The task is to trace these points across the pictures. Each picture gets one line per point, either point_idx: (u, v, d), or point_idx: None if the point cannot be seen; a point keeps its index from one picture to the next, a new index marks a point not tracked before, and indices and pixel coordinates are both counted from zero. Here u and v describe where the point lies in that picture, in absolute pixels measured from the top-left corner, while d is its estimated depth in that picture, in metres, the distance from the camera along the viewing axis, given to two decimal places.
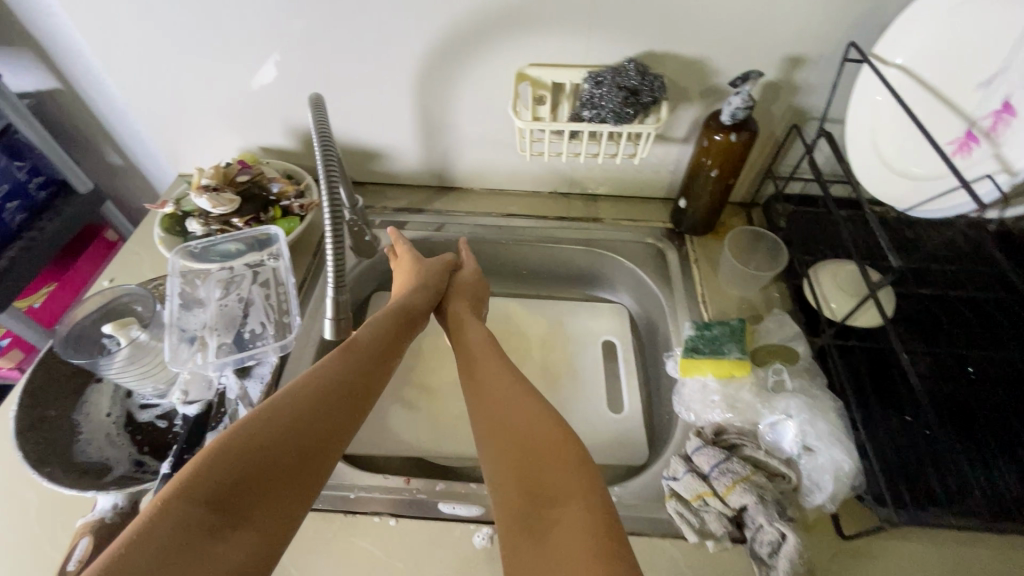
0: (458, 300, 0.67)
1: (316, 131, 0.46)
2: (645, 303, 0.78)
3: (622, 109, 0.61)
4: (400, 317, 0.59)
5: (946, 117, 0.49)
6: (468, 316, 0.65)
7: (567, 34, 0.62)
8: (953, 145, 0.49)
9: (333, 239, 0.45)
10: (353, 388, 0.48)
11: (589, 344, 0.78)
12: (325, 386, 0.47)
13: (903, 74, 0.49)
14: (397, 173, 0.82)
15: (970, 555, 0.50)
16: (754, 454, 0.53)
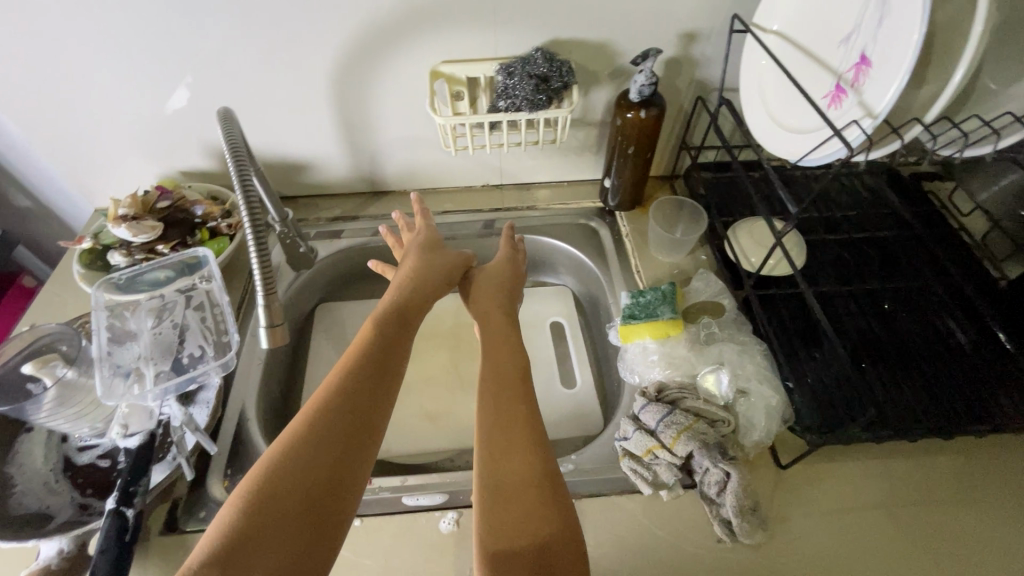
0: (479, 297, 0.66)
1: (226, 142, 0.46)
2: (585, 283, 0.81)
3: (534, 97, 0.64)
4: (404, 324, 0.57)
5: (821, 74, 0.52)
6: (497, 313, 0.64)
7: (474, 29, 0.64)
8: (827, 98, 0.51)
9: (258, 248, 0.44)
10: (365, 404, 0.47)
11: (536, 328, 0.80)
12: (334, 406, 0.46)
13: (783, 38, 0.55)
14: (327, 183, 0.82)
15: (894, 465, 0.55)
16: (695, 404, 0.56)
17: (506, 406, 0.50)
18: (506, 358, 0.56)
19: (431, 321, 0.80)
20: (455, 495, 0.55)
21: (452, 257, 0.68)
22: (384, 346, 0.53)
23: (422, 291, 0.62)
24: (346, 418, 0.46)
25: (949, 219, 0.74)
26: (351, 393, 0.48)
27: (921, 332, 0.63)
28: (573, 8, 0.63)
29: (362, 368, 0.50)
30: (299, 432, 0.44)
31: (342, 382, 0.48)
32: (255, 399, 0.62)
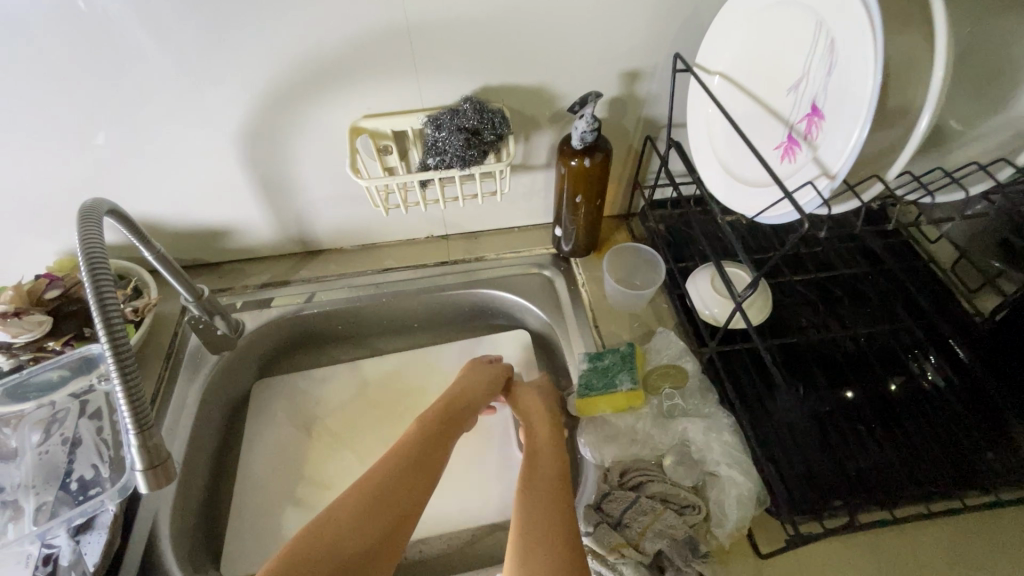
0: (525, 401, 0.61)
1: (82, 250, 0.38)
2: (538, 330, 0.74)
3: (465, 152, 0.58)
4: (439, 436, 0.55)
5: (771, 121, 0.47)
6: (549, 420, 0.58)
7: (393, 81, 0.58)
8: (779, 150, 0.46)
9: (125, 385, 0.38)
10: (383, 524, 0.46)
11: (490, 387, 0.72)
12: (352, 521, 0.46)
13: (727, 80, 0.50)
14: (254, 247, 0.75)
15: (883, 542, 0.50)
16: (662, 489, 0.50)
17: (536, 535, 0.45)
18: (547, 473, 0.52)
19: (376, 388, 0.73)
20: None
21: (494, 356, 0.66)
22: (415, 458, 0.52)
23: (466, 396, 0.60)
24: (359, 535, 0.45)
25: (916, 249, 0.70)
26: (372, 509, 0.47)
27: (897, 382, 0.59)
28: (503, 51, 0.56)
29: (387, 485, 0.49)
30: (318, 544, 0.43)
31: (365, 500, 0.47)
32: (167, 514, 0.55)
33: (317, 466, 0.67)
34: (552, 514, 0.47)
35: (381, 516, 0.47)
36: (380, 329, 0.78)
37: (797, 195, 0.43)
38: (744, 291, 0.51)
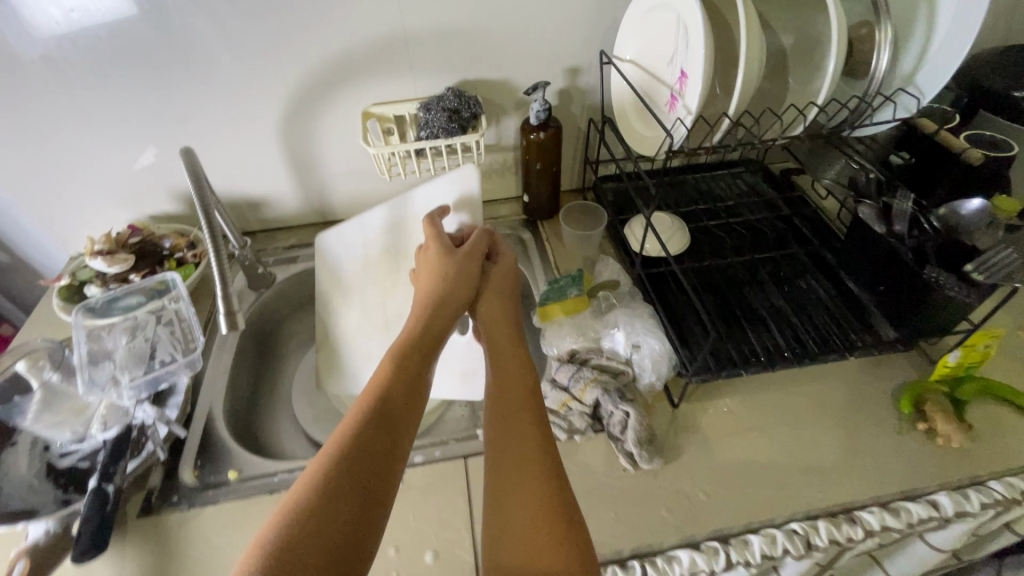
0: (484, 288, 0.68)
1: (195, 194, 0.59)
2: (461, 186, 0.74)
3: (448, 126, 0.77)
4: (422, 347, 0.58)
5: (662, 88, 0.67)
6: (500, 304, 0.67)
7: (395, 77, 0.78)
8: (667, 106, 0.65)
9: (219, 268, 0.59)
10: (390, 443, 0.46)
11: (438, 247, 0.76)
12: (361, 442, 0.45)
13: (634, 63, 0.70)
14: (283, 217, 0.93)
15: (767, 395, 0.66)
16: (599, 361, 0.67)
17: (514, 419, 0.53)
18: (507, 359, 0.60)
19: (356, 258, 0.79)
20: None
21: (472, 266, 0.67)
22: (409, 369, 0.54)
23: (442, 298, 0.63)
24: (377, 448, 0.45)
25: (809, 201, 0.89)
26: (378, 423, 0.47)
27: (786, 290, 0.76)
28: (476, 50, 0.77)
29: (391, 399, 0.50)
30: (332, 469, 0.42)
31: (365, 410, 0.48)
32: (221, 401, 0.70)
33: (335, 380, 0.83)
34: (519, 393, 0.55)
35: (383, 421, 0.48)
36: None
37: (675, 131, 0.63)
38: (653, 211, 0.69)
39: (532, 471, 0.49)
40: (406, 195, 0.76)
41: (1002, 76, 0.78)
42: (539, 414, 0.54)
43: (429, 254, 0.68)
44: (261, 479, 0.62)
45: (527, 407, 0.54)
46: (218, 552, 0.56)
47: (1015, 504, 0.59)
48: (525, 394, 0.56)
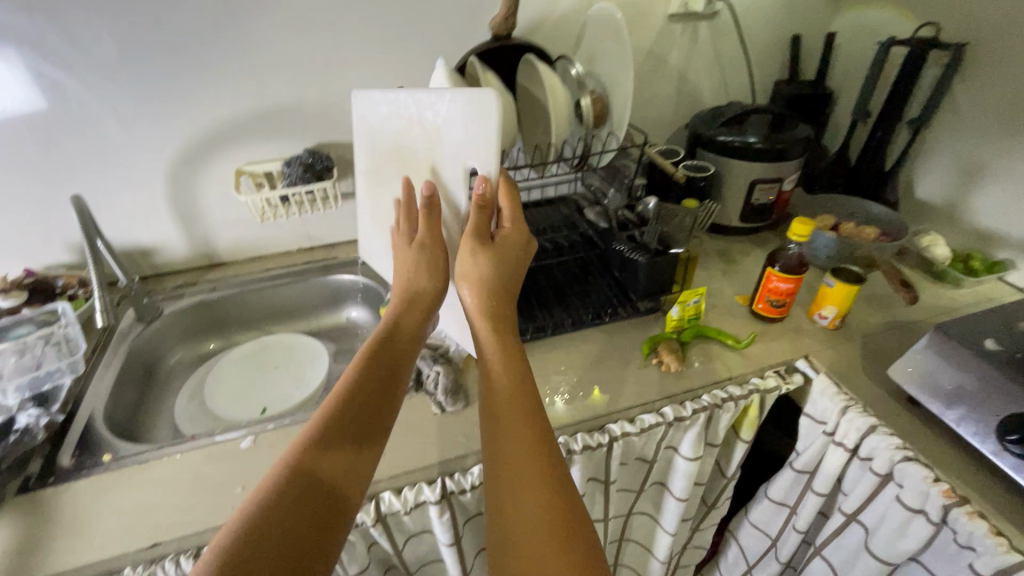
0: (473, 287, 0.67)
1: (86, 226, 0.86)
2: (483, 107, 0.67)
3: (304, 177, 0.99)
4: (380, 381, 0.60)
5: None
6: (497, 309, 0.66)
7: (262, 141, 1.00)
8: None
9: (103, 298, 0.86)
10: (352, 452, 0.53)
11: (452, 171, 0.73)
12: (321, 451, 0.52)
13: None
14: (174, 262, 1.09)
15: (551, 353, 0.88)
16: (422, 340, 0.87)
17: (512, 434, 0.55)
18: (502, 380, 0.59)
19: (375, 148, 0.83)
20: (255, 425, 0.77)
21: (473, 259, 0.67)
22: (361, 416, 0.56)
23: (407, 327, 0.67)
24: (339, 460, 0.53)
25: None
26: (336, 439, 0.54)
27: (574, 280, 1.01)
28: (325, 119, 1.02)
29: (355, 411, 0.56)
30: (294, 478, 0.50)
31: (307, 475, 0.50)
32: (103, 407, 0.83)
33: (223, 389, 0.99)
34: (516, 425, 0.55)
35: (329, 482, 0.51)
36: (264, 314, 1.12)
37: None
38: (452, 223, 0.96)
39: (532, 489, 0.51)
40: (435, 92, 0.71)
41: (705, 123, 1.12)
42: (545, 451, 0.54)
43: (404, 252, 0.74)
44: (131, 455, 0.73)
45: (525, 438, 0.54)
46: (86, 510, 0.66)
47: (719, 408, 0.82)
48: (521, 426, 0.55)
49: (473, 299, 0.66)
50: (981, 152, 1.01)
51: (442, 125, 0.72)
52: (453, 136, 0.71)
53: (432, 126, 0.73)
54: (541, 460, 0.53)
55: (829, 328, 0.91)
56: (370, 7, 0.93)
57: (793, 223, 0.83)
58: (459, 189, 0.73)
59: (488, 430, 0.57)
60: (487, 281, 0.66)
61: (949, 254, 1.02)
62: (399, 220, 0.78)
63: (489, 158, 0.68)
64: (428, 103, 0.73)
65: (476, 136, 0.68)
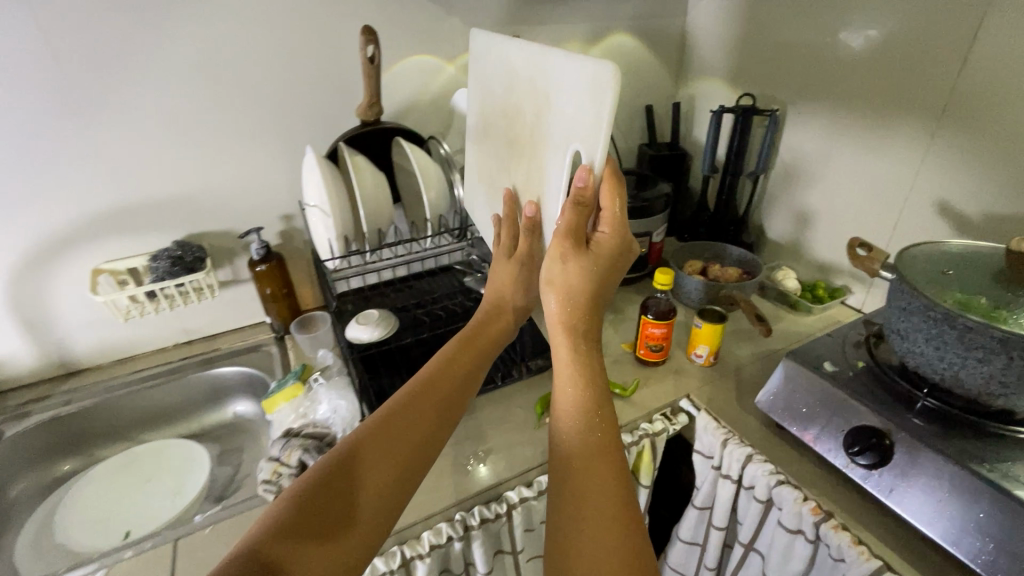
0: (563, 293, 0.69)
1: None
2: (596, 93, 0.62)
3: (172, 269, 0.94)
4: (457, 377, 0.72)
5: (315, 214, 0.90)
6: (579, 323, 0.70)
7: (122, 237, 0.95)
8: (319, 225, 0.89)
9: None
10: (429, 427, 0.66)
11: (558, 151, 0.71)
12: (405, 420, 0.65)
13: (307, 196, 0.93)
14: (18, 375, 0.97)
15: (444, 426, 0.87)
16: (308, 429, 0.82)
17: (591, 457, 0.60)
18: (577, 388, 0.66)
19: (507, 83, 0.83)
20: (108, 556, 0.68)
21: (571, 266, 0.69)
22: (442, 400, 0.69)
23: (489, 334, 0.80)
24: (420, 431, 0.65)
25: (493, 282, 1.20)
26: (418, 412, 0.66)
27: None
28: (192, 208, 0.98)
29: (435, 396, 0.69)
30: (383, 431, 0.63)
31: (387, 445, 0.61)
32: None
33: (81, 517, 0.88)
34: (587, 433, 0.62)
35: (404, 456, 0.62)
36: (135, 422, 1.02)
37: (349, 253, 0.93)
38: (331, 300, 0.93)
39: (602, 509, 0.56)
40: (551, 57, 0.70)
41: None
42: (615, 478, 0.59)
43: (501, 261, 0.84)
44: None
45: (596, 447, 0.61)
46: None
47: None
48: (591, 434, 0.62)
49: (558, 309, 0.69)
50: (807, 197, 1.17)
51: (553, 90, 0.70)
52: (569, 108, 0.68)
53: (536, 89, 0.75)
54: (608, 470, 0.59)
55: (706, 366, 0.98)
56: (233, 99, 0.94)
57: (656, 274, 0.90)
58: (565, 176, 0.70)
59: (562, 431, 0.64)
60: (586, 287, 0.69)
61: (799, 286, 1.16)
62: (504, 207, 0.84)
63: (596, 150, 0.64)
64: (549, 63, 0.71)
65: (585, 115, 0.65)
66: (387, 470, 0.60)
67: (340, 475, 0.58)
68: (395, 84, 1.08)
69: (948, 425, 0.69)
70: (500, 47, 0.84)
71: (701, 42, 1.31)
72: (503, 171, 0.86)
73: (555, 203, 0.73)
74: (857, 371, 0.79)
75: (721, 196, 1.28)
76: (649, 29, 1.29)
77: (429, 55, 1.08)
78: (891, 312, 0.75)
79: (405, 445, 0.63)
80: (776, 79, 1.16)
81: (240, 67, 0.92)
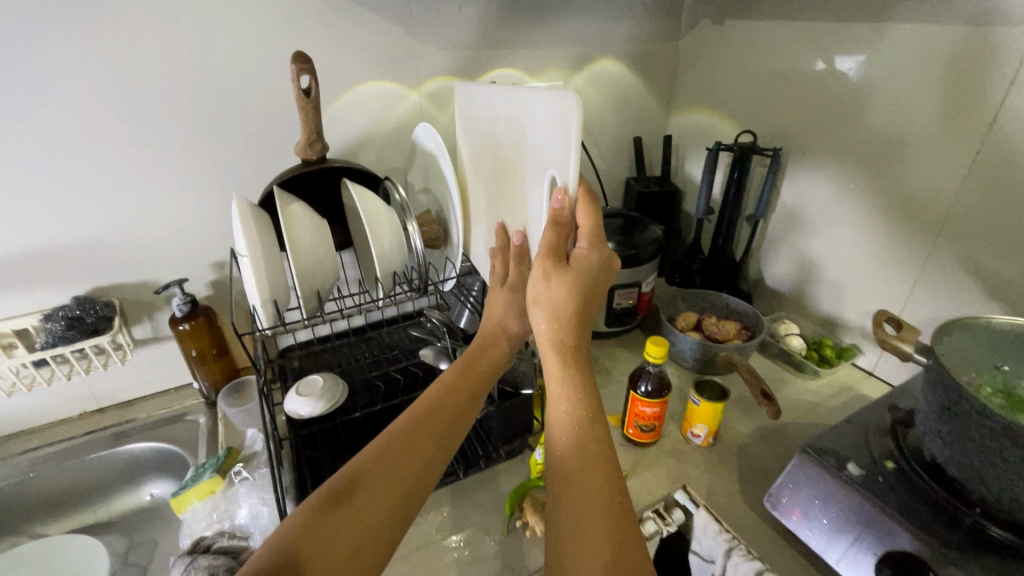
0: (547, 312, 0.59)
1: None
2: (565, 118, 0.54)
3: (67, 333, 0.79)
4: (462, 399, 0.65)
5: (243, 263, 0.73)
6: (570, 344, 0.59)
7: (9, 294, 0.80)
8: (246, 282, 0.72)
9: None
10: (428, 454, 0.59)
11: (538, 179, 0.62)
12: (401, 445, 0.58)
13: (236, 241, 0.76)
14: None
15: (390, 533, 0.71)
16: (222, 542, 0.66)
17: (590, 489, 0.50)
18: (567, 413, 0.56)
19: (487, 119, 0.72)
20: None
21: (553, 284, 0.59)
22: (438, 425, 0.61)
23: (486, 358, 0.71)
24: (417, 459, 0.58)
25: None
26: (414, 439, 0.59)
27: None
28: (100, 256, 0.84)
29: (432, 418, 0.62)
30: (378, 461, 0.56)
31: (386, 473, 0.56)
32: None
33: None
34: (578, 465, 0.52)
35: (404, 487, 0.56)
36: (22, 512, 0.84)
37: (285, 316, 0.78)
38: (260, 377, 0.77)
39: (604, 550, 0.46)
40: (523, 91, 0.62)
41: None
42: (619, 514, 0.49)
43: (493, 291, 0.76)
44: None
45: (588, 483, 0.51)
46: None
47: None
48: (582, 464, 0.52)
49: (547, 327, 0.59)
50: (810, 245, 1.06)
51: (528, 116, 0.62)
52: (543, 132, 0.59)
53: (511, 118, 0.66)
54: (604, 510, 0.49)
55: (704, 447, 0.85)
56: (149, 130, 0.80)
57: (647, 344, 0.77)
58: (544, 200, 0.61)
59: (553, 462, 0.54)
60: (571, 303, 0.59)
61: (804, 345, 1.02)
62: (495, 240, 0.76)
63: (570, 171, 0.55)
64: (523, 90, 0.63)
65: (559, 142, 0.56)
66: (382, 500, 0.54)
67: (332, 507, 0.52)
68: (348, 113, 0.94)
69: (998, 557, 0.57)
70: (478, 88, 0.74)
71: (694, 71, 1.20)
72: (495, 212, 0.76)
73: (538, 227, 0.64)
74: (887, 473, 0.66)
75: (715, 240, 1.16)
76: (639, 55, 1.17)
77: (388, 82, 0.94)
78: (928, 408, 0.63)
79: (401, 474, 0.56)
80: (776, 115, 1.05)
81: (158, 93, 0.79)
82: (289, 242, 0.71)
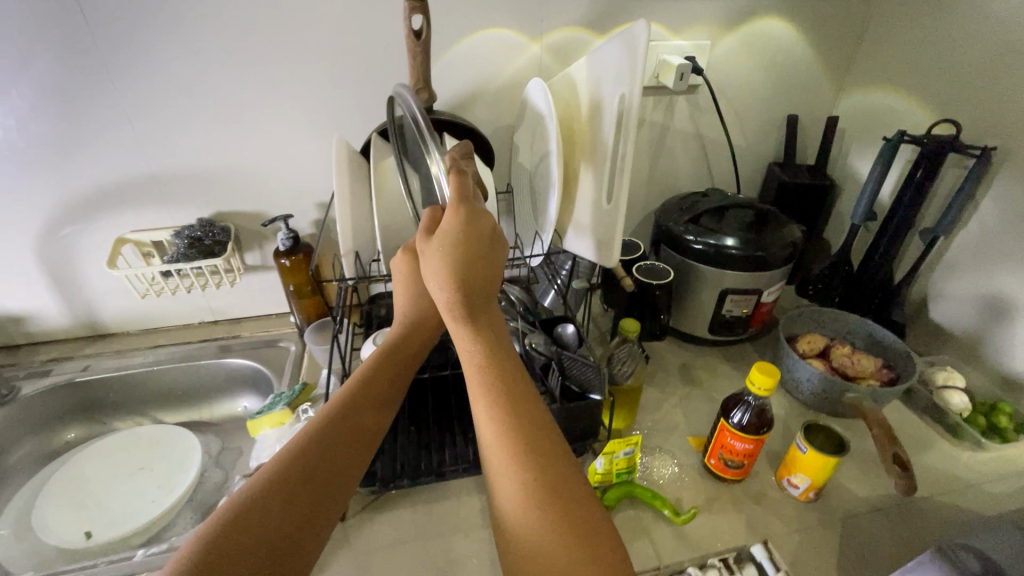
0: (433, 277, 0.51)
1: None
2: (632, 44, 0.58)
3: (188, 251, 0.87)
4: (377, 401, 0.54)
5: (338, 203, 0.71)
6: (474, 302, 0.50)
7: (149, 210, 0.89)
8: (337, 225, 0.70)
9: None
10: (345, 450, 0.49)
11: (608, 108, 0.64)
12: (319, 441, 0.48)
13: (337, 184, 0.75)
14: (50, 331, 0.98)
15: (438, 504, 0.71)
16: None
17: (528, 434, 0.43)
18: (477, 373, 0.47)
19: (586, 98, 0.70)
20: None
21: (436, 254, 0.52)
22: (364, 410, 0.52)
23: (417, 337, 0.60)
24: (337, 455, 0.48)
25: None
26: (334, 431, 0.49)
27: None
28: (222, 185, 0.90)
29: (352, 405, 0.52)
30: (291, 466, 0.45)
31: (275, 514, 0.42)
32: None
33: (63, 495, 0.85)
34: (512, 450, 0.42)
35: (297, 523, 0.43)
36: (146, 398, 0.98)
37: (368, 267, 0.77)
38: (336, 324, 0.76)
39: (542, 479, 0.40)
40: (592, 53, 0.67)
41: (669, 217, 0.95)
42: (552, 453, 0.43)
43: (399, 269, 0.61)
44: None
45: (527, 464, 0.41)
46: None
47: None
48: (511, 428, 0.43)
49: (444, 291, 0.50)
50: (1006, 281, 0.81)
51: (600, 67, 0.66)
52: (612, 69, 0.62)
53: (586, 82, 0.69)
54: (550, 494, 0.40)
55: (802, 500, 0.71)
56: (270, 68, 0.82)
57: (751, 371, 0.64)
58: (610, 120, 0.63)
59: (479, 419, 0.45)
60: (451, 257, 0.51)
61: (968, 405, 0.81)
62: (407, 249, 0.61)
63: (633, 85, 0.58)
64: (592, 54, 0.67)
65: (625, 65, 0.59)
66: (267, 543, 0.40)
67: (241, 533, 0.40)
68: (462, 63, 0.88)
69: None
70: (568, 73, 0.76)
71: (889, 38, 0.95)
72: (586, 198, 0.72)
73: (557, 157, 0.69)
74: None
75: (871, 254, 0.94)
76: (816, 13, 0.95)
77: (508, 30, 0.86)
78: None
79: (321, 476, 0.46)
80: (999, 102, 0.78)
81: (282, 27, 0.79)
82: (377, 193, 0.69)
